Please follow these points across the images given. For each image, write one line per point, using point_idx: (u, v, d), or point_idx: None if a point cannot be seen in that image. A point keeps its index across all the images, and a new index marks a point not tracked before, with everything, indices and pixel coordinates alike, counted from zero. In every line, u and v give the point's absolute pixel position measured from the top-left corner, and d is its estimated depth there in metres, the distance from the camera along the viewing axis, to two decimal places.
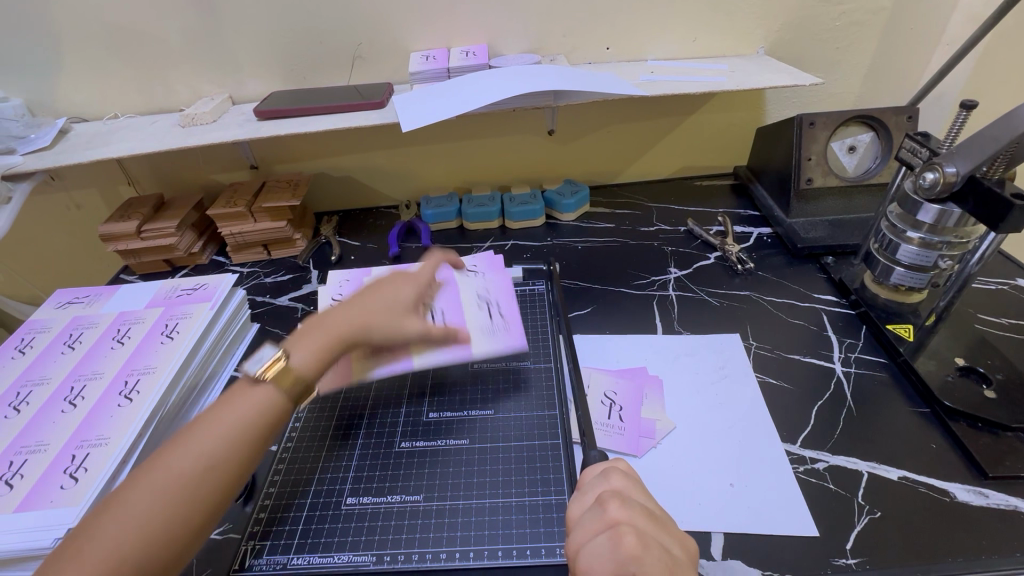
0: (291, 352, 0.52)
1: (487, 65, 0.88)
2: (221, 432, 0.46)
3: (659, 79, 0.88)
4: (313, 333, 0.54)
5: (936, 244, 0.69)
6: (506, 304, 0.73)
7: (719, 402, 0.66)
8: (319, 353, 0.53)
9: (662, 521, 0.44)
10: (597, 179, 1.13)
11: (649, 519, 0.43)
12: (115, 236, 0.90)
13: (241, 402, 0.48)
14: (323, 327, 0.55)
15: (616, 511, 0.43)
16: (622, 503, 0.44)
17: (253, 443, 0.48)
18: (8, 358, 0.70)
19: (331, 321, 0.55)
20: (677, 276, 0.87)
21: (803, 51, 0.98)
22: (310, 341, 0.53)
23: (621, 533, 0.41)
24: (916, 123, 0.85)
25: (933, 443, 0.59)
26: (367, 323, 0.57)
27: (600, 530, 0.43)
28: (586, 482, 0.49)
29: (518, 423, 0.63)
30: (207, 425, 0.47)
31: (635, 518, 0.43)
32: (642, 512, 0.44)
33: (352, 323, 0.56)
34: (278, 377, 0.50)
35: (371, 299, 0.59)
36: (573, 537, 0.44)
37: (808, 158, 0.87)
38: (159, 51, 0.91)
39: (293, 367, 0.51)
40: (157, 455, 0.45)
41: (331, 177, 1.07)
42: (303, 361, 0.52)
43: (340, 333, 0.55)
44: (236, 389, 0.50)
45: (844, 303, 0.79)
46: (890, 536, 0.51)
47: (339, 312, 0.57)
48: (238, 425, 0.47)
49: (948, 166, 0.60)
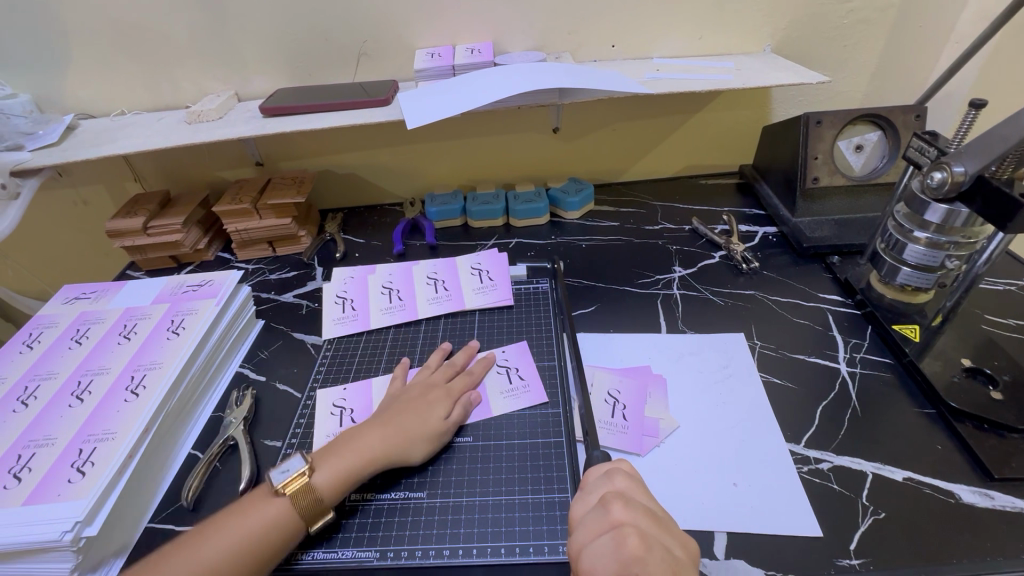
0: (314, 469, 0.53)
1: (492, 63, 0.88)
2: (227, 542, 0.48)
3: (665, 77, 0.88)
4: (342, 453, 0.55)
5: (943, 244, 0.68)
6: (520, 360, 0.70)
7: (723, 401, 0.65)
8: (345, 475, 0.54)
9: (665, 522, 0.44)
10: (601, 177, 1.13)
11: (651, 520, 0.43)
12: (121, 232, 0.91)
13: (253, 513, 0.50)
14: (351, 448, 0.55)
15: (619, 512, 0.43)
16: (625, 504, 0.44)
17: (254, 554, 0.48)
18: (16, 353, 0.70)
19: (359, 442, 0.56)
20: (682, 275, 0.87)
21: (810, 49, 0.98)
22: (335, 461, 0.54)
23: (623, 534, 0.42)
24: (923, 122, 0.84)
25: (938, 444, 0.59)
26: (397, 441, 0.56)
27: (603, 530, 0.43)
28: (590, 482, 0.49)
29: (523, 421, 0.63)
30: (217, 533, 0.49)
31: (637, 519, 0.43)
32: (644, 513, 0.44)
33: (381, 444, 0.56)
34: (295, 494, 0.51)
35: (399, 411, 0.59)
36: (576, 537, 0.44)
37: (815, 157, 0.86)
38: (165, 48, 0.91)
39: (312, 485, 0.52)
40: (170, 554, 0.47)
41: (336, 175, 1.08)
42: (323, 481, 0.53)
43: (368, 453, 0.55)
44: (256, 498, 0.52)
45: (850, 302, 0.79)
46: (894, 537, 0.51)
47: (368, 432, 0.57)
48: (244, 538, 0.48)
49: (956, 166, 0.59)
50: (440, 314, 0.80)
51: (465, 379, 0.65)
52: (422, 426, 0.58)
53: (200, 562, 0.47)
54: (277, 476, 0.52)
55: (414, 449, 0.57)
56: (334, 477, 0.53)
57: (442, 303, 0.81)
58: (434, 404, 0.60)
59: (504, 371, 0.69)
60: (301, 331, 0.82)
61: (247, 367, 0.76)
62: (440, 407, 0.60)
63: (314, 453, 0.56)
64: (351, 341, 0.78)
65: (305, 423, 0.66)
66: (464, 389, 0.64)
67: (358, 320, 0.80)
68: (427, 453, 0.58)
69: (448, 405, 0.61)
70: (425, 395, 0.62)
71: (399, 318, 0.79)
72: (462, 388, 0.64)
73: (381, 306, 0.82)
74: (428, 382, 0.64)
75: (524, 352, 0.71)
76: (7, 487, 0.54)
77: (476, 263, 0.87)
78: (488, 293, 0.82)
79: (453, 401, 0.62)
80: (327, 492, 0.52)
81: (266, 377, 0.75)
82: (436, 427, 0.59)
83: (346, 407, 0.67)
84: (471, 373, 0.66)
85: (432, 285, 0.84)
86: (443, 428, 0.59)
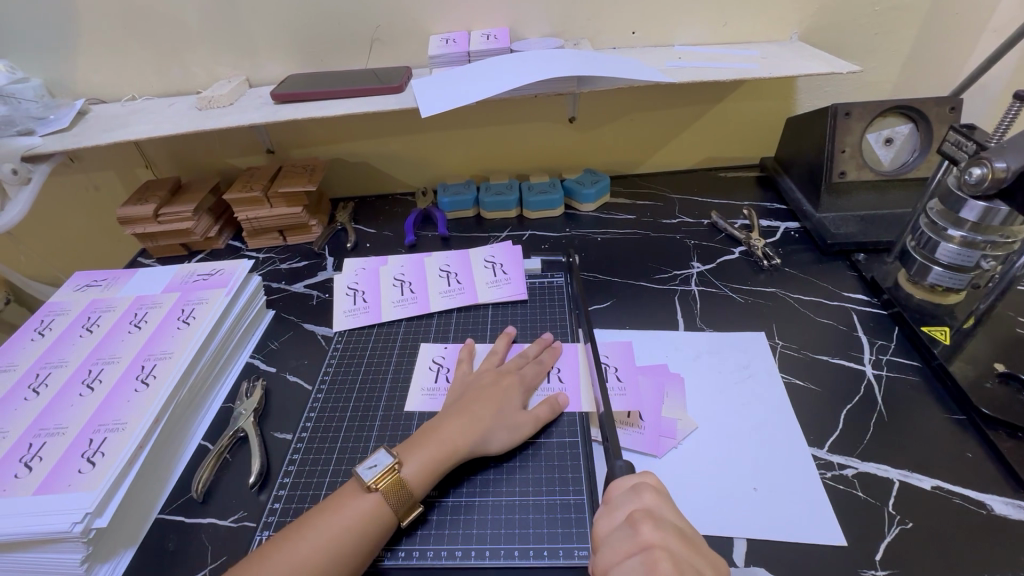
0: (403, 463, 0.52)
1: (509, 49, 0.86)
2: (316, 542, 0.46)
3: (688, 65, 0.85)
4: (426, 442, 0.54)
5: (979, 243, 0.65)
6: (620, 363, 0.69)
7: (743, 403, 0.64)
8: (433, 462, 0.53)
9: (694, 542, 0.42)
10: (617, 169, 1.10)
11: (682, 541, 0.42)
12: (132, 219, 0.90)
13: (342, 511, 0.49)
14: (433, 437, 0.55)
15: (648, 533, 0.42)
16: (655, 525, 0.42)
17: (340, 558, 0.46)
18: (27, 340, 0.70)
19: (441, 431, 0.55)
20: (700, 271, 0.85)
21: (838, 37, 0.94)
22: (419, 453, 0.53)
23: (656, 559, 0.40)
24: (958, 115, 0.80)
25: (969, 452, 0.57)
26: (479, 430, 0.56)
27: (631, 552, 0.41)
28: (614, 497, 0.46)
29: (555, 421, 0.61)
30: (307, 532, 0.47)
31: (667, 540, 0.41)
32: (674, 533, 0.42)
33: (464, 436, 0.55)
34: (387, 490, 0.50)
35: (475, 400, 0.59)
36: (602, 556, 0.43)
37: (842, 150, 0.83)
38: (176, 32, 0.89)
39: (401, 479, 0.51)
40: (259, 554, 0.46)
41: (347, 163, 1.06)
42: (413, 474, 0.52)
43: (454, 444, 0.54)
44: (347, 494, 0.51)
45: (875, 302, 0.76)
46: (923, 549, 0.49)
47: (448, 421, 0.56)
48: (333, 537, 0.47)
49: (997, 161, 0.56)
50: (453, 308, 0.78)
51: (535, 368, 0.65)
52: (501, 416, 0.58)
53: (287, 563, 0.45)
54: (366, 473, 0.51)
55: (495, 439, 0.56)
56: (422, 469, 0.52)
57: (455, 297, 0.79)
58: (510, 395, 0.60)
59: (575, 367, 0.67)
60: (312, 321, 0.81)
61: (257, 358, 0.76)
62: (516, 398, 0.60)
63: (397, 447, 0.55)
64: (362, 334, 0.76)
65: (316, 416, 0.65)
66: (535, 378, 0.64)
67: (369, 312, 0.79)
68: (508, 443, 0.57)
69: (522, 396, 0.61)
70: (499, 383, 0.61)
71: (410, 312, 0.78)
72: (533, 377, 0.64)
73: (393, 299, 0.80)
74: (498, 370, 0.64)
75: (629, 350, 0.70)
76: (17, 476, 0.53)
77: (490, 255, 0.85)
78: (502, 287, 0.80)
79: (526, 391, 0.62)
80: (418, 487, 0.52)
81: (276, 368, 0.74)
82: (514, 417, 0.58)
83: (443, 364, 0.70)
84: (541, 362, 0.66)
85: (445, 278, 0.83)
86: (524, 418, 0.58)
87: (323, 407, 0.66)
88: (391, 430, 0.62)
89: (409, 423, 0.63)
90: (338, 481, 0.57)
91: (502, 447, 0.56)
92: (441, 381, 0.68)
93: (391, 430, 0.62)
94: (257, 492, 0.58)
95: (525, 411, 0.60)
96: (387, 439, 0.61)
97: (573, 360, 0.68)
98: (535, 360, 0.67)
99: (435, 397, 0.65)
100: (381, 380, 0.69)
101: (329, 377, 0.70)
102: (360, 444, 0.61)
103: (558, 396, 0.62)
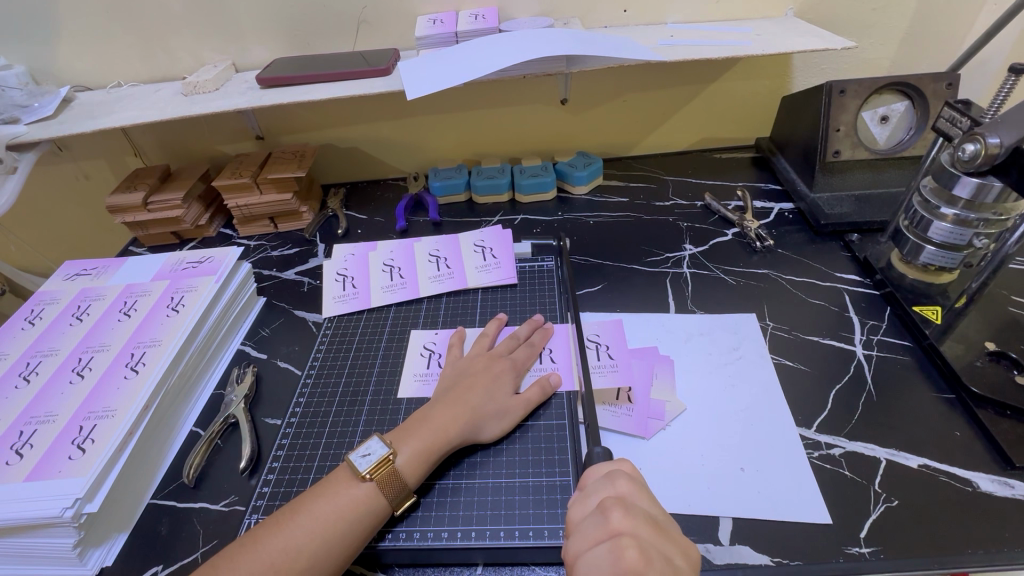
0: (396, 450, 0.52)
1: (498, 29, 0.84)
2: (307, 527, 0.47)
3: (679, 43, 0.83)
4: (418, 431, 0.54)
5: (972, 221, 0.65)
6: (613, 341, 0.68)
7: (732, 383, 0.64)
8: (426, 452, 0.53)
9: (665, 529, 0.42)
10: (611, 151, 1.09)
11: (651, 529, 0.41)
12: (122, 208, 0.90)
13: (334, 498, 0.49)
14: (426, 426, 0.55)
15: (618, 520, 0.41)
16: (626, 512, 0.42)
17: (333, 542, 0.47)
18: (18, 329, 0.70)
19: (434, 421, 0.55)
20: (693, 253, 0.84)
21: (835, 13, 0.92)
22: (413, 440, 0.53)
23: (623, 546, 0.39)
24: (956, 91, 0.79)
25: (957, 431, 0.57)
26: (472, 418, 0.56)
27: (601, 540, 0.41)
28: (589, 484, 0.47)
29: (545, 403, 0.61)
30: (298, 520, 0.47)
31: (637, 528, 0.41)
32: (644, 520, 0.42)
33: (455, 423, 0.55)
34: (380, 479, 0.50)
35: (469, 386, 0.59)
36: (573, 543, 0.43)
37: (837, 129, 0.81)
38: (160, 16, 0.88)
39: (396, 466, 0.51)
40: (255, 534, 0.47)
41: (338, 150, 1.05)
42: (407, 461, 0.52)
43: (446, 433, 0.54)
44: (341, 479, 0.51)
45: (867, 282, 0.76)
46: (906, 526, 0.49)
47: (440, 410, 0.56)
48: (324, 522, 0.47)
49: (991, 137, 0.55)
50: (442, 293, 0.78)
51: (527, 350, 0.65)
52: (494, 403, 0.58)
53: (278, 549, 0.45)
54: (360, 462, 0.51)
55: (488, 426, 0.57)
56: (415, 457, 0.52)
57: (444, 282, 0.79)
58: (502, 378, 0.60)
59: (563, 350, 0.67)
60: (303, 308, 0.81)
61: (248, 345, 0.76)
62: (508, 381, 0.60)
63: (390, 434, 0.55)
64: (352, 320, 0.76)
65: (304, 401, 0.65)
66: (527, 360, 0.64)
67: (359, 298, 0.79)
68: (499, 431, 0.57)
69: (515, 379, 0.61)
70: (491, 368, 0.61)
71: (399, 297, 0.78)
72: (525, 359, 0.64)
73: (383, 284, 0.80)
74: (490, 354, 0.63)
75: (620, 328, 0.70)
76: (8, 463, 0.54)
77: (480, 240, 0.84)
78: (492, 271, 0.80)
79: (518, 373, 0.62)
80: (412, 476, 0.52)
81: (267, 354, 0.74)
82: (506, 403, 0.58)
83: (435, 350, 0.70)
84: (533, 344, 0.66)
85: (434, 263, 0.82)
86: (516, 404, 0.59)
87: (312, 392, 0.66)
88: (379, 415, 0.63)
89: (398, 408, 0.63)
90: (326, 465, 0.58)
91: (493, 437, 0.57)
92: (434, 367, 0.67)
93: (379, 414, 0.63)
94: (247, 478, 0.58)
95: (517, 395, 0.60)
96: (376, 424, 0.61)
97: (565, 341, 0.68)
98: (526, 342, 0.66)
99: (428, 383, 0.65)
100: (369, 365, 0.69)
101: (317, 364, 0.70)
102: (349, 429, 0.61)
103: (550, 376, 0.62)
